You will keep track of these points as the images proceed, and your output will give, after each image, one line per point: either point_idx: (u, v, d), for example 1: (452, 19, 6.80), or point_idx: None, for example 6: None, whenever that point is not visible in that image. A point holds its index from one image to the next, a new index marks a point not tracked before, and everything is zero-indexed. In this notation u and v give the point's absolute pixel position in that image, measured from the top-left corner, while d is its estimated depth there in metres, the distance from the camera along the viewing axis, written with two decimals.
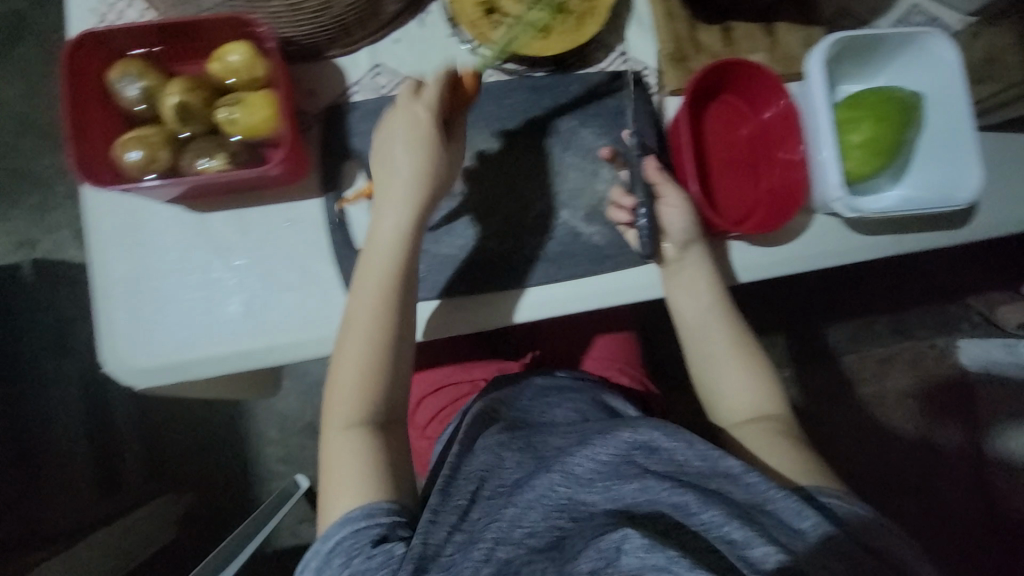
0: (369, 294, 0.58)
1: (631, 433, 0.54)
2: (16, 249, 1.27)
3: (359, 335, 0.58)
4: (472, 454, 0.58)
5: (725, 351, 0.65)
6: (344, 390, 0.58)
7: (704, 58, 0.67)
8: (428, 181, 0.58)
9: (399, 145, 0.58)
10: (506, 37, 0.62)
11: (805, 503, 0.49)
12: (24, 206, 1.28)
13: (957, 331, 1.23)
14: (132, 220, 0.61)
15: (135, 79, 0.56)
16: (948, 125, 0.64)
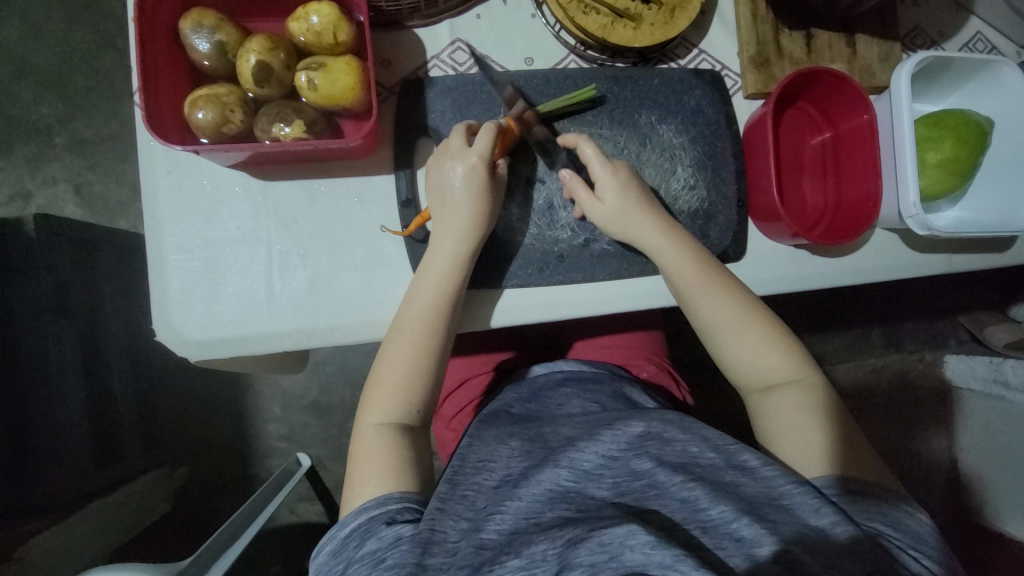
0: (422, 293, 0.57)
1: (644, 425, 0.52)
2: (8, 203, 1.19)
3: (414, 337, 0.57)
4: (483, 445, 0.56)
5: (739, 327, 0.59)
6: (391, 389, 0.57)
7: (784, 63, 0.66)
8: (484, 215, 0.58)
9: (457, 182, 0.57)
10: (596, 23, 0.61)
11: (822, 497, 0.46)
12: (19, 155, 1.19)
13: (943, 347, 1.27)
14: (191, 184, 0.57)
15: (208, 32, 0.52)
16: (1013, 153, 0.66)
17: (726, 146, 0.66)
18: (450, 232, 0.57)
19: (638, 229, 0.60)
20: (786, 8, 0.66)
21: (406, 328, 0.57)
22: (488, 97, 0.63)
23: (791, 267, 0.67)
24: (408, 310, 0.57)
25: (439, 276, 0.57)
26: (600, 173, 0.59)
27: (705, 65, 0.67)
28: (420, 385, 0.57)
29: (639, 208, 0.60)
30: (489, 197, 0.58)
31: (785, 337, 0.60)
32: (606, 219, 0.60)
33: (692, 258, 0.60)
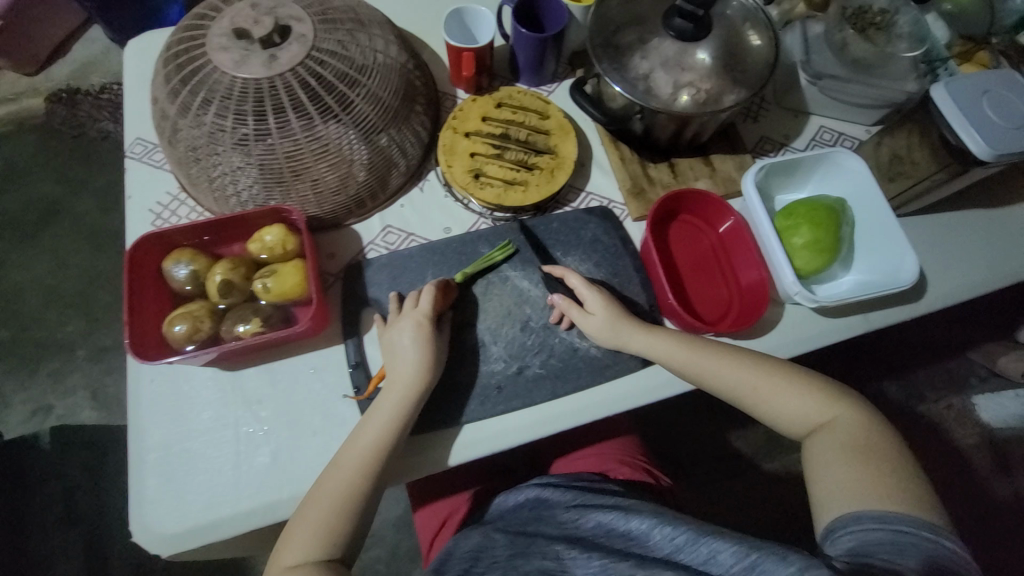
0: (366, 435, 0.61)
1: (611, 517, 0.61)
2: (30, 416, 1.29)
3: (350, 471, 0.60)
4: (470, 540, 0.66)
5: (760, 380, 0.62)
6: (320, 524, 0.57)
7: (657, 188, 0.80)
8: (431, 362, 0.65)
9: (406, 340, 0.65)
10: (492, 193, 0.76)
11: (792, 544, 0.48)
12: (43, 372, 1.32)
13: (969, 388, 1.23)
14: (169, 385, 0.67)
15: (184, 264, 0.66)
16: (877, 220, 0.74)
17: (627, 262, 0.76)
18: (393, 385, 0.63)
19: (631, 337, 0.67)
20: (647, 150, 0.82)
21: (342, 467, 0.60)
22: (417, 264, 0.75)
23: None
24: (349, 448, 0.61)
25: (385, 419, 0.62)
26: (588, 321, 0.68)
27: (594, 203, 0.81)
28: (342, 520, 0.58)
29: (625, 316, 0.67)
30: (430, 347, 0.65)
31: (802, 380, 0.62)
32: (598, 331, 0.68)
33: (679, 341, 0.65)
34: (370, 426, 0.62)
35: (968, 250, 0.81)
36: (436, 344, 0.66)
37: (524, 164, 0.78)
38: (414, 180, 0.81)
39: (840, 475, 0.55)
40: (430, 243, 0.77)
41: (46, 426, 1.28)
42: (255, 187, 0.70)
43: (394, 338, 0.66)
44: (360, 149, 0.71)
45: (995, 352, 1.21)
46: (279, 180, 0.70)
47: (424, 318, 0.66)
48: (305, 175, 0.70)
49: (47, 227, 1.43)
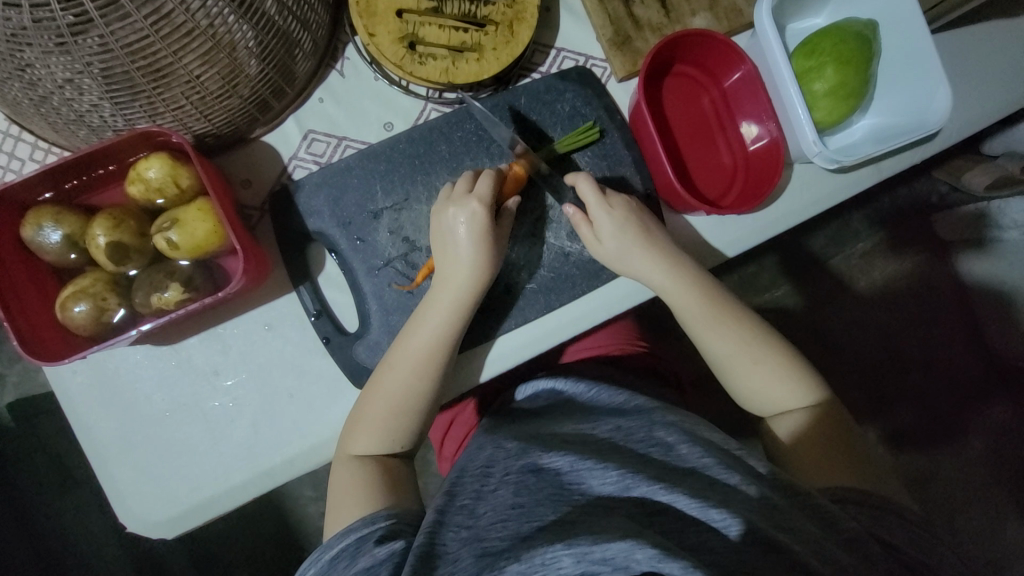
0: (422, 338, 0.54)
1: (646, 432, 0.51)
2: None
3: (410, 371, 0.54)
4: (480, 453, 0.54)
5: (757, 343, 0.57)
6: (379, 423, 0.54)
7: (646, 33, 0.62)
8: (487, 258, 0.55)
9: (460, 230, 0.54)
10: (437, 68, 0.57)
11: (738, 468, 0.46)
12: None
13: (928, 209, 1.11)
14: (102, 373, 0.56)
15: (52, 227, 0.51)
16: (909, 45, 0.61)
17: (616, 138, 0.62)
18: (446, 281, 0.55)
19: (644, 265, 0.57)
20: None
21: (397, 369, 0.54)
22: (360, 179, 0.60)
23: (721, 237, 0.64)
24: (402, 347, 0.54)
25: (447, 320, 0.55)
26: (597, 213, 0.57)
27: (567, 64, 0.64)
28: (400, 421, 0.54)
29: (640, 244, 0.57)
30: (490, 241, 0.55)
31: (795, 368, 0.57)
32: (604, 254, 0.58)
33: (687, 280, 0.57)
34: (432, 325, 0.55)
35: (993, 67, 0.69)
36: (498, 241, 0.56)
37: (472, 18, 0.58)
38: (329, 61, 0.61)
39: (805, 465, 0.53)
40: (372, 146, 0.60)
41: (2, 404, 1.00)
42: (106, 104, 0.50)
43: (449, 224, 0.55)
44: (237, 25, 0.48)
45: (960, 170, 1.04)
46: (134, 90, 0.49)
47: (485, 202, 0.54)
48: (169, 78, 0.49)
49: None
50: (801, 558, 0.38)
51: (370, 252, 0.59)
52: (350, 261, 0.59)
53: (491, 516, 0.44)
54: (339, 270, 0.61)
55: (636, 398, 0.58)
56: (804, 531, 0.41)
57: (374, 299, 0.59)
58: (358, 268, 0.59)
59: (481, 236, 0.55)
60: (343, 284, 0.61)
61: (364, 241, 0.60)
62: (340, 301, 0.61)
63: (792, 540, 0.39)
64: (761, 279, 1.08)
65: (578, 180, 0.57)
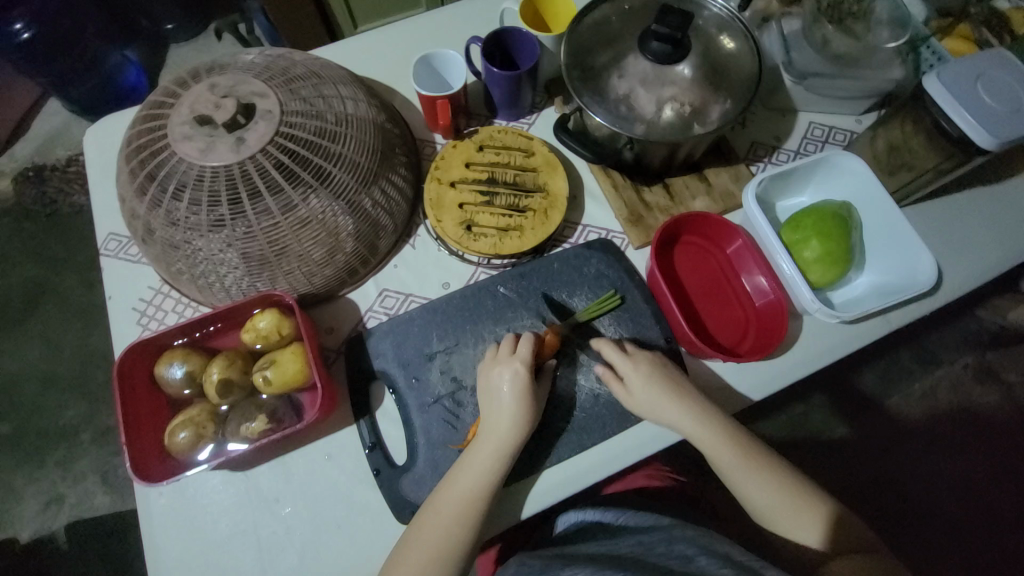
0: (466, 479, 0.60)
1: (666, 545, 0.51)
2: (42, 511, 1.10)
3: (451, 506, 0.58)
4: (503, 572, 0.55)
5: (792, 487, 0.57)
6: (415, 567, 0.55)
7: (656, 213, 0.77)
8: (527, 412, 0.62)
9: (505, 387, 0.63)
10: (487, 243, 0.73)
11: (756, 574, 0.44)
12: (49, 462, 1.13)
13: (982, 345, 1.09)
14: (180, 495, 0.64)
15: (179, 367, 0.64)
16: (887, 219, 0.71)
17: (636, 294, 0.73)
18: (490, 432, 0.61)
19: (674, 414, 0.61)
20: (639, 175, 0.80)
21: (439, 514, 0.58)
22: (420, 327, 0.72)
23: (741, 382, 0.68)
24: (446, 495, 0.59)
25: (489, 466, 0.60)
26: (624, 369, 0.64)
27: (592, 236, 0.78)
28: (434, 567, 0.56)
29: (669, 396, 0.62)
30: (530, 398, 0.63)
31: (835, 514, 0.56)
32: (636, 403, 0.63)
33: (715, 427, 0.60)
34: (473, 469, 0.60)
35: (978, 232, 0.78)
36: (537, 397, 0.63)
37: (516, 207, 0.75)
38: (404, 237, 0.78)
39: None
40: (433, 302, 0.73)
41: (59, 523, 1.10)
42: (240, 274, 0.67)
43: (493, 379, 0.64)
44: (344, 217, 0.68)
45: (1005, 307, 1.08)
46: (264, 263, 0.67)
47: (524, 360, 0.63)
48: (289, 253, 0.67)
49: (34, 312, 1.24)
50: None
51: (423, 390, 0.68)
52: (405, 397, 0.68)
53: None
54: (394, 406, 0.69)
55: (659, 518, 0.58)
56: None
57: (422, 433, 0.66)
58: (411, 404, 0.68)
59: (520, 389, 0.62)
60: (397, 418, 0.69)
61: (419, 380, 0.69)
62: (391, 434, 0.68)
63: None
64: (809, 419, 1.06)
65: (603, 345, 0.66)
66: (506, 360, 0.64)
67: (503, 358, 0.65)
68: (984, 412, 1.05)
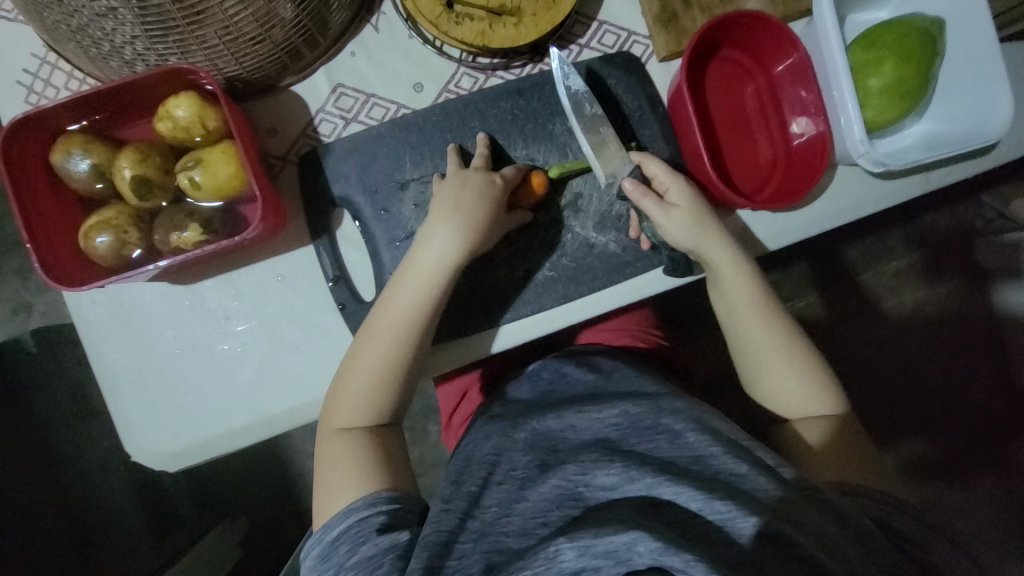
0: (399, 302, 0.53)
1: (653, 417, 0.49)
2: (13, 317, 1.04)
3: (387, 332, 0.53)
4: (485, 441, 0.52)
5: (797, 349, 0.55)
6: (360, 396, 0.53)
7: (694, 13, 0.59)
8: (487, 233, 0.55)
9: (459, 206, 0.54)
10: (473, 30, 0.56)
11: (760, 467, 0.44)
12: (7, 270, 1.03)
13: (972, 231, 1.04)
14: (118, 304, 0.58)
15: (81, 157, 0.51)
16: (977, 48, 0.57)
17: (650, 119, 0.60)
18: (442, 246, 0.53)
19: (712, 248, 0.56)
20: None
21: (382, 329, 0.53)
22: (390, 149, 0.59)
23: (748, 234, 0.61)
24: (388, 311, 0.53)
25: (424, 288, 0.53)
26: (672, 195, 0.56)
27: (608, 38, 0.61)
28: (382, 390, 0.54)
29: (714, 229, 0.56)
30: (478, 215, 0.54)
31: (830, 382, 0.55)
32: (679, 233, 0.56)
33: (745, 267, 0.56)
34: (409, 294, 0.53)
35: None
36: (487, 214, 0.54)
37: None
38: (364, 14, 0.60)
39: (812, 460, 0.52)
40: (403, 117, 0.59)
41: (32, 327, 1.04)
42: (138, 39, 0.49)
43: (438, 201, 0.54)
44: None
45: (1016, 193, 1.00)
46: (167, 24, 0.48)
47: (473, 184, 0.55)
48: (202, 14, 0.48)
49: None
50: (814, 558, 0.38)
51: (388, 213, 0.59)
52: (372, 229, 0.59)
53: (495, 511, 0.45)
54: (360, 240, 0.60)
55: (647, 384, 0.56)
56: (818, 530, 0.40)
57: (388, 261, 0.59)
58: (376, 228, 0.59)
59: (467, 208, 0.54)
60: (360, 244, 0.61)
61: (384, 202, 0.59)
62: (357, 267, 0.61)
63: (800, 534, 0.39)
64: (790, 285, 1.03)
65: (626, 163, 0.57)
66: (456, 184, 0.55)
67: (454, 182, 0.55)
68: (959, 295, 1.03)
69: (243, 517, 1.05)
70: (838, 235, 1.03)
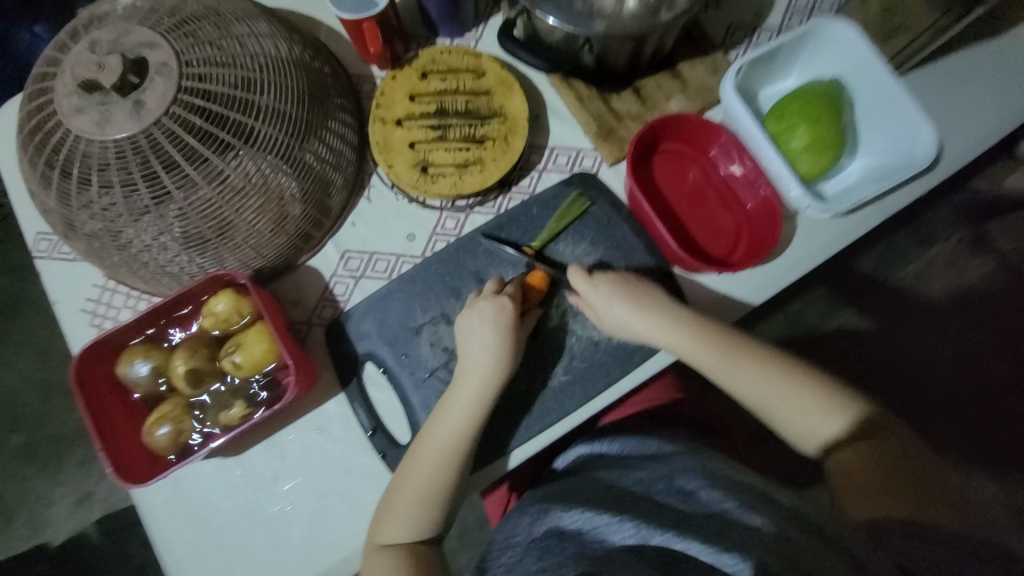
0: (446, 425, 0.58)
1: (668, 479, 0.50)
2: (76, 509, 1.08)
3: (434, 452, 0.57)
4: (512, 518, 0.54)
5: (791, 386, 0.55)
6: (409, 517, 0.55)
7: (627, 124, 0.70)
8: (505, 362, 0.59)
9: (482, 324, 0.60)
10: (446, 184, 0.66)
11: (755, 505, 0.44)
12: (73, 462, 1.09)
13: (966, 226, 1.00)
14: (179, 487, 0.63)
15: (142, 364, 0.60)
16: (881, 92, 0.65)
17: (614, 216, 0.68)
18: (470, 375, 0.59)
19: (676, 339, 0.59)
20: (605, 81, 0.71)
21: (422, 463, 0.57)
22: (400, 301, 0.67)
23: (733, 293, 0.65)
24: (428, 441, 0.57)
25: (471, 411, 0.58)
26: (588, 294, 0.61)
27: (561, 158, 0.71)
28: (424, 513, 0.56)
29: (653, 313, 0.60)
30: (509, 340, 0.60)
31: (854, 408, 0.54)
32: (616, 326, 0.61)
33: (722, 351, 0.57)
34: (459, 418, 0.58)
35: (987, 93, 0.70)
36: (516, 337, 0.60)
37: (472, 138, 0.68)
38: (357, 189, 0.72)
39: (852, 497, 0.50)
40: (408, 271, 0.68)
41: (94, 517, 1.08)
42: (182, 259, 0.61)
43: (467, 327, 0.61)
44: (286, 180, 0.60)
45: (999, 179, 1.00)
46: (204, 241, 0.60)
47: (499, 308, 0.60)
48: (232, 230, 0.60)
49: None
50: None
51: (405, 351, 0.66)
52: (397, 376, 0.65)
53: None
54: (389, 387, 0.66)
55: (663, 445, 0.58)
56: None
57: (414, 393, 0.64)
58: (397, 367, 0.65)
59: (495, 330, 0.60)
60: (386, 383, 0.66)
61: (403, 343, 0.66)
62: (388, 409, 0.66)
63: None
64: (812, 312, 1.02)
65: (572, 272, 0.62)
66: (479, 308, 0.61)
67: (477, 308, 0.61)
68: (987, 288, 0.97)
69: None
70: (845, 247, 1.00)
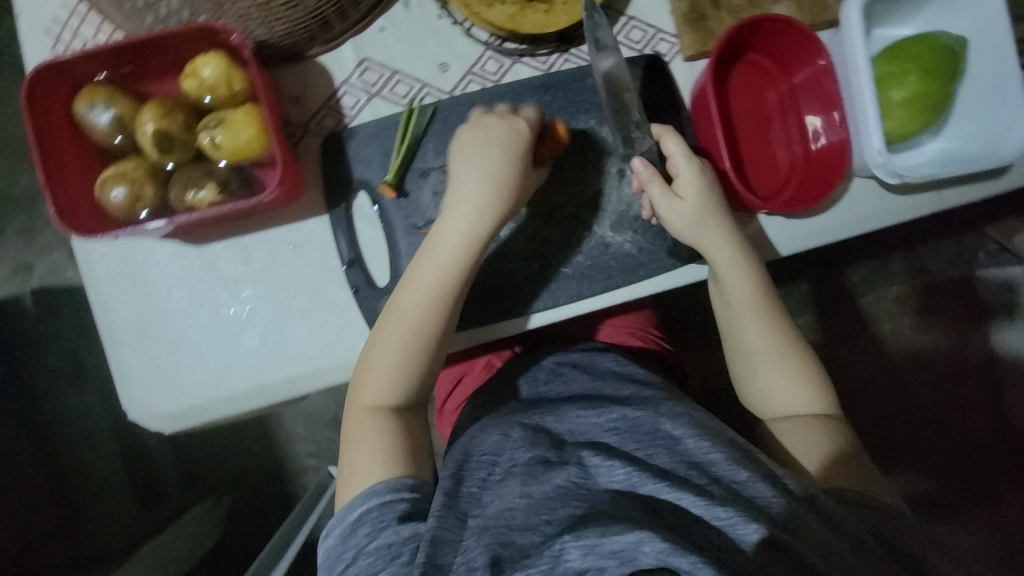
0: (439, 263, 0.52)
1: (652, 422, 0.49)
2: (11, 276, 1.02)
3: (436, 277, 0.51)
4: (486, 436, 0.50)
5: (777, 343, 0.55)
6: (393, 376, 0.51)
7: (722, 15, 0.60)
8: (510, 195, 0.53)
9: (492, 149, 0.53)
10: (503, 14, 0.56)
11: (760, 475, 0.43)
12: (11, 228, 1.01)
13: (970, 264, 1.00)
14: (130, 259, 0.58)
15: (104, 109, 0.52)
16: (995, 71, 0.58)
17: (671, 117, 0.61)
18: (467, 202, 0.52)
19: (719, 273, 0.56)
20: None
21: (411, 308, 0.51)
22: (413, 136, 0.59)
23: (761, 237, 0.61)
24: (420, 275, 0.52)
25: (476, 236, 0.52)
26: (678, 164, 0.55)
27: (635, 33, 0.62)
28: (408, 371, 0.51)
29: (713, 210, 0.55)
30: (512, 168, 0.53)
31: (825, 383, 0.54)
32: (680, 214, 0.55)
33: (748, 281, 0.55)
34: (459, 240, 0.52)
35: None
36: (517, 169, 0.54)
37: None
38: None
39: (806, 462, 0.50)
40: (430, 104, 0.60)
41: (29, 287, 1.02)
42: None
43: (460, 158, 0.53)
44: None
45: None
46: None
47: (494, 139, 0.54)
48: None
49: None
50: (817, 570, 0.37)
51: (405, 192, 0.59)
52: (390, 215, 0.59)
53: (499, 505, 0.43)
54: (379, 225, 0.60)
55: (643, 388, 0.56)
56: (825, 543, 0.38)
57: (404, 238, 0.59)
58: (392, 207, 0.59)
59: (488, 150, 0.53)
60: (376, 220, 0.60)
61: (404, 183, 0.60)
62: (371, 247, 0.60)
63: (806, 548, 0.38)
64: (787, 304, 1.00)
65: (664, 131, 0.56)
66: (478, 136, 0.54)
67: (477, 137, 0.54)
68: None
69: (227, 495, 1.02)
70: (847, 251, 0.99)
